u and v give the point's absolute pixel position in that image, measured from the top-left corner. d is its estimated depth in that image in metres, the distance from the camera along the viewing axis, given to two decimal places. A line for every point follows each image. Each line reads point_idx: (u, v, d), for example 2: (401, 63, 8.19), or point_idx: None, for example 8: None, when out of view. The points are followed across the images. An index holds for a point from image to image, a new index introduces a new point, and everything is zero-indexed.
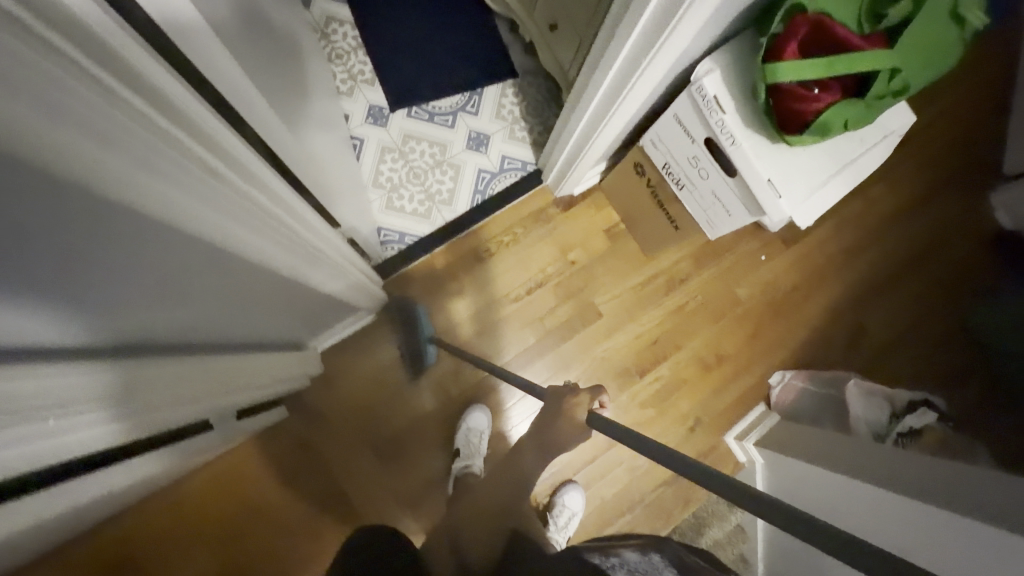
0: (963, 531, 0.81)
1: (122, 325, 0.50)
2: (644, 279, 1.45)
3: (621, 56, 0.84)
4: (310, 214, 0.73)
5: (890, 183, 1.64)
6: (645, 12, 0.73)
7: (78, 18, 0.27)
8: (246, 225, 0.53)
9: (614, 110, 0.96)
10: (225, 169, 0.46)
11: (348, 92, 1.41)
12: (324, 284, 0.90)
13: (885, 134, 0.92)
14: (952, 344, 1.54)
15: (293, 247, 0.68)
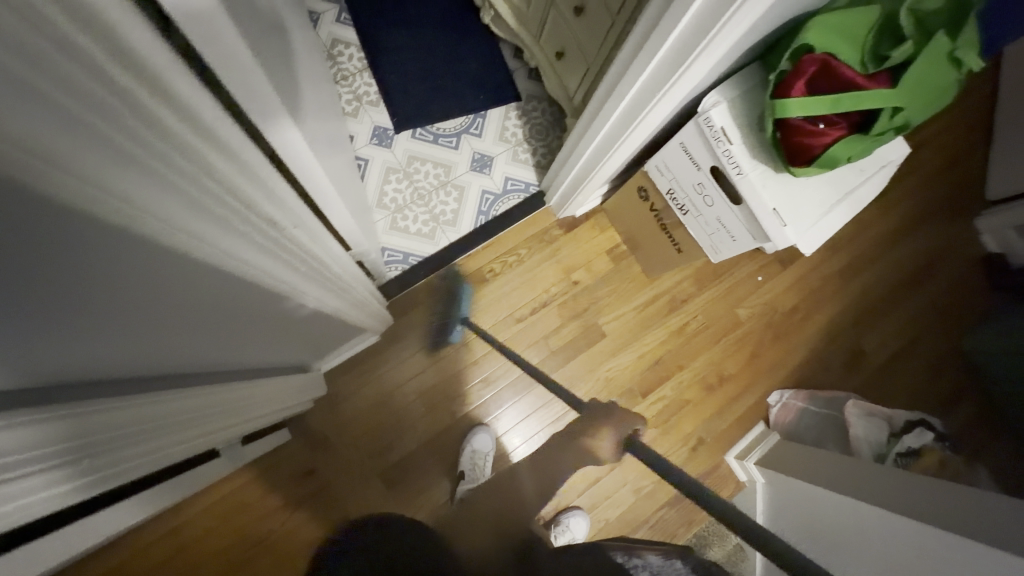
0: (963, 553, 0.83)
1: (118, 358, 0.46)
2: (646, 299, 1.47)
3: (634, 86, 0.86)
4: (324, 234, 0.71)
5: (881, 207, 1.70)
6: (662, 46, 0.76)
7: (151, 61, 0.27)
8: (271, 253, 0.51)
9: (623, 137, 0.98)
10: (261, 202, 0.46)
11: (353, 113, 1.42)
12: (331, 306, 0.88)
13: (883, 164, 0.95)
14: (948, 365, 1.62)
15: (310, 271, 0.66)
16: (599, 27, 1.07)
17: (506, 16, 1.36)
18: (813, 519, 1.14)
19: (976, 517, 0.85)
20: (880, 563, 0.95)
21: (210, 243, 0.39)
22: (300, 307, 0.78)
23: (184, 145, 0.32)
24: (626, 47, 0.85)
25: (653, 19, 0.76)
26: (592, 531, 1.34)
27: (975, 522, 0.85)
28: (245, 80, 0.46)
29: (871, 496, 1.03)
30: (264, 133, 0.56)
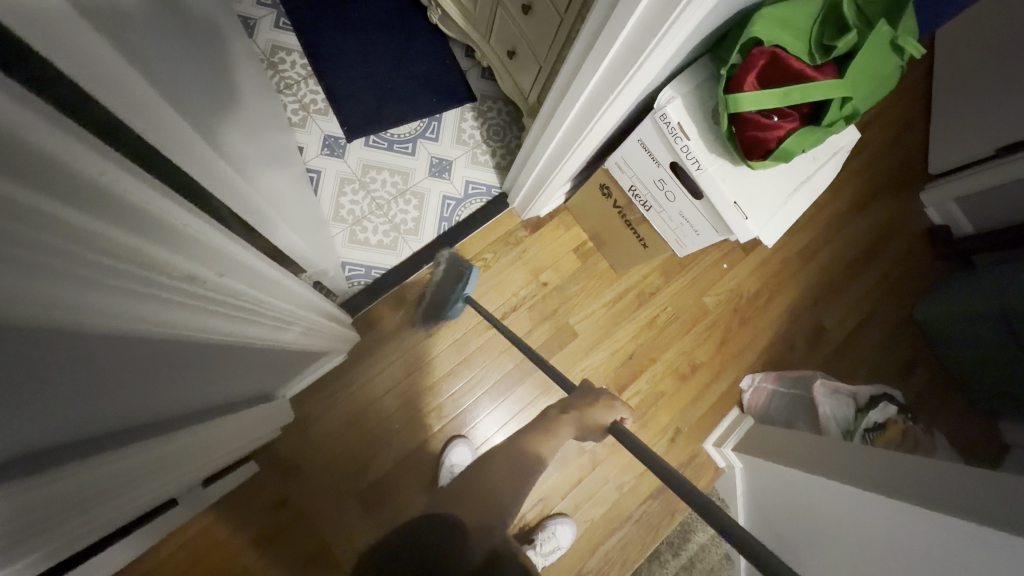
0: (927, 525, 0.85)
1: (88, 412, 0.42)
2: (616, 295, 1.47)
3: (588, 85, 0.84)
4: (263, 262, 0.65)
5: (833, 187, 1.75)
6: (614, 44, 0.74)
7: (33, 147, 0.24)
8: (191, 305, 0.45)
9: (581, 136, 0.96)
10: (183, 257, 0.42)
11: (300, 124, 1.35)
12: (283, 337, 0.82)
13: (834, 151, 0.97)
14: (904, 336, 1.69)
15: (252, 306, 0.61)
16: (549, 25, 1.05)
17: (454, 16, 1.32)
18: (793, 500, 1.18)
19: (943, 487, 0.88)
20: (855, 539, 0.97)
21: (99, 312, 0.33)
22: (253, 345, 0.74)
23: (69, 224, 0.28)
24: (577, 45, 0.83)
25: (603, 16, 0.74)
26: (579, 531, 1.34)
27: (942, 492, 0.87)
28: (154, 114, 0.42)
29: (838, 473, 1.06)
30: (188, 166, 0.51)
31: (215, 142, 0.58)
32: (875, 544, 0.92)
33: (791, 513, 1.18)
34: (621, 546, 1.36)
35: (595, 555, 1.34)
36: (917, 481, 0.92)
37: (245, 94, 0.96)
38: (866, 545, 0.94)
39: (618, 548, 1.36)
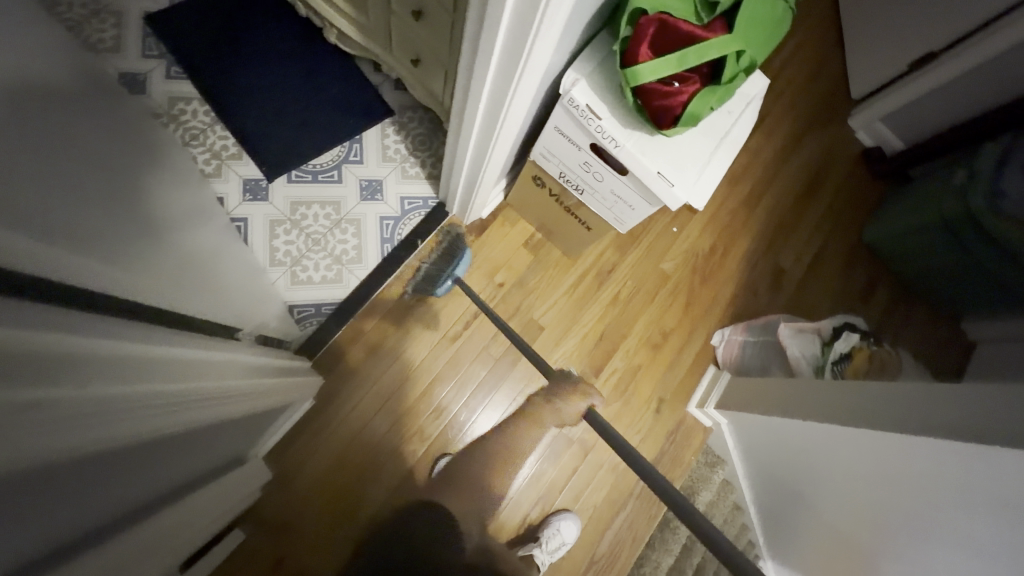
0: (909, 445, 0.87)
1: (22, 549, 0.39)
2: (575, 280, 1.45)
3: (485, 86, 0.82)
4: (174, 349, 0.63)
5: (765, 130, 1.78)
6: (495, 44, 0.72)
7: None
8: (77, 424, 0.43)
9: (495, 138, 0.93)
10: (32, 377, 0.38)
11: (216, 174, 1.29)
12: (224, 412, 0.80)
13: (748, 100, 0.97)
14: (858, 261, 1.74)
15: (167, 400, 0.59)
16: (444, 27, 1.01)
17: (351, 33, 1.27)
18: (784, 441, 1.20)
19: (905, 404, 0.91)
20: (852, 471, 1.00)
21: None
22: (199, 417, 0.70)
23: None
24: (468, 47, 0.80)
25: (482, 17, 0.71)
26: (585, 520, 1.33)
27: (908, 409, 0.89)
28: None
29: (817, 413, 1.08)
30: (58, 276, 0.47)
31: (73, 240, 0.52)
32: (876, 470, 0.95)
33: (787, 457, 1.20)
34: (629, 526, 1.36)
35: (605, 538, 1.34)
36: (886, 403, 0.94)
37: (148, 158, 0.91)
38: (865, 473, 0.97)
39: (626, 526, 1.36)
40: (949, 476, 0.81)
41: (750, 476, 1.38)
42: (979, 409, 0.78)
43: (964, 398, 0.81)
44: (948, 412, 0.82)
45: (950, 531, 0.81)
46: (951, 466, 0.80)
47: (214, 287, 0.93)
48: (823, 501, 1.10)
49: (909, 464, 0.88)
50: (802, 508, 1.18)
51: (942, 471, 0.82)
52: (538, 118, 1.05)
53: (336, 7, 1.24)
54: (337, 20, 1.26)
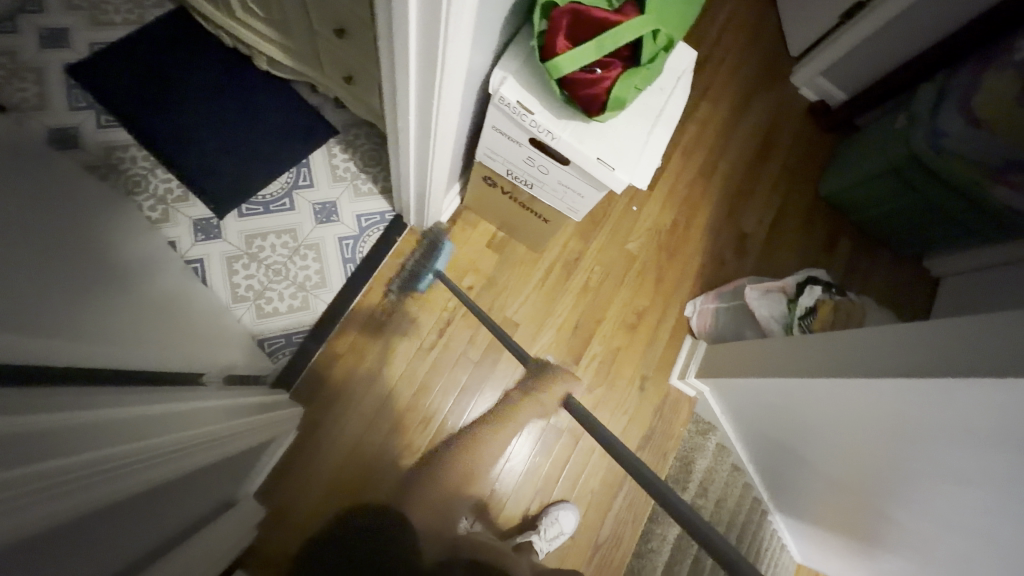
0: (889, 388, 0.89)
1: None
2: (543, 273, 1.46)
3: (410, 99, 0.81)
4: (142, 408, 0.66)
5: (711, 99, 1.80)
6: (409, 58, 0.71)
7: None
8: (70, 492, 0.46)
9: (431, 146, 0.92)
10: None
11: (164, 219, 1.26)
12: (218, 455, 0.83)
13: (678, 75, 0.99)
14: (817, 214, 1.77)
15: (156, 454, 0.62)
16: (369, 42, 1.01)
17: (280, 59, 1.25)
18: (766, 401, 1.23)
19: (876, 350, 0.95)
20: (835, 419, 1.04)
21: None
22: (185, 461, 0.69)
23: None
24: (383, 59, 0.78)
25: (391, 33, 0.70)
26: (584, 508, 1.35)
27: (880, 355, 0.93)
28: None
29: (791, 369, 1.11)
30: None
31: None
32: (856, 415, 0.98)
33: (773, 416, 1.23)
34: (629, 505, 1.38)
35: (607, 521, 1.36)
36: (858, 351, 0.98)
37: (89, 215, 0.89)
38: (846, 419, 1.01)
39: (626, 507, 1.38)
40: (930, 409, 0.84)
41: (739, 434, 1.44)
42: (947, 345, 0.83)
43: (945, 329, 0.85)
44: (920, 351, 0.86)
45: (927, 462, 0.86)
46: (919, 401, 0.85)
47: (173, 335, 0.91)
48: (812, 451, 1.16)
49: (886, 402, 0.91)
50: (794, 460, 1.24)
51: (921, 407, 0.85)
52: (473, 120, 1.04)
53: (261, 35, 1.22)
54: (265, 48, 1.25)
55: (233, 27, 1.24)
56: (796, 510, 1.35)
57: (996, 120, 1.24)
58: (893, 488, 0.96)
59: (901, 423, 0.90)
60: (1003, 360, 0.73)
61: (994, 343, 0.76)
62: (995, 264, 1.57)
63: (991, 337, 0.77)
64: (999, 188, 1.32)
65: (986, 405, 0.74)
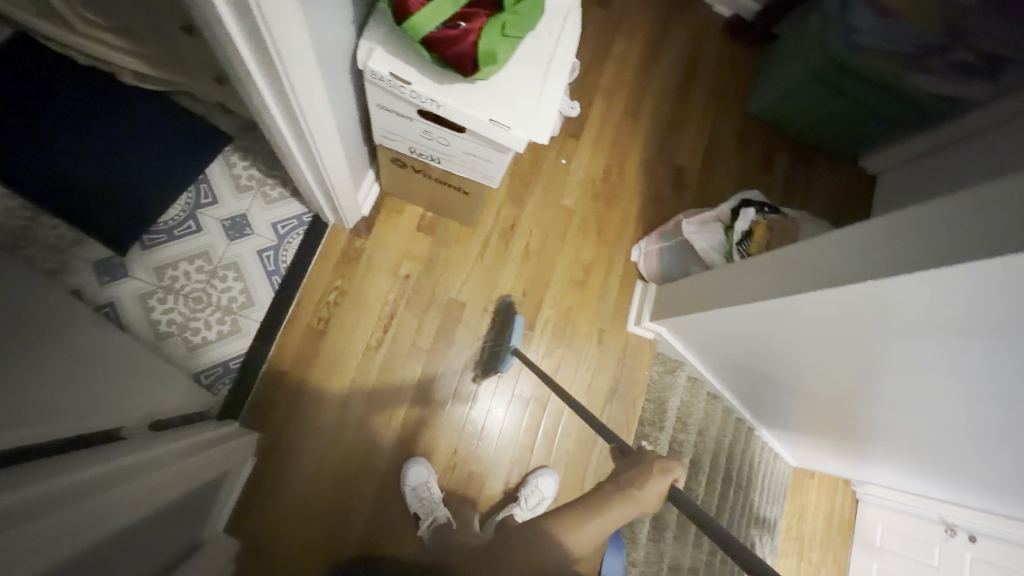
0: (824, 304, 0.88)
1: None
2: (481, 246, 1.41)
3: (263, 91, 0.73)
4: (100, 464, 0.71)
5: (627, 32, 1.71)
6: (239, 45, 0.64)
7: None
8: None
9: (310, 134, 0.84)
10: None
11: (60, 267, 1.15)
12: (173, 494, 0.85)
13: (565, 13, 0.92)
14: (749, 133, 1.75)
15: (106, 507, 0.67)
16: None
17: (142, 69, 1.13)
18: (719, 330, 1.24)
19: (812, 265, 0.90)
20: (782, 334, 1.05)
21: None
22: (89, 538, 0.63)
23: None
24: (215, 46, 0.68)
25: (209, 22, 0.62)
26: (565, 469, 1.36)
27: (816, 267, 0.88)
28: None
29: (734, 296, 1.10)
30: None
31: None
32: (802, 327, 0.98)
33: (729, 341, 1.25)
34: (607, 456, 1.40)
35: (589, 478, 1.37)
36: (797, 268, 0.93)
37: None
38: (792, 332, 1.02)
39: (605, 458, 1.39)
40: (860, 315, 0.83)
41: (717, 364, 1.44)
42: (869, 245, 0.78)
43: (853, 231, 0.82)
44: (848, 253, 0.82)
45: (902, 355, 0.83)
46: (862, 305, 0.81)
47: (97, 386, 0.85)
48: (767, 364, 1.20)
49: (826, 315, 0.91)
50: (752, 372, 1.30)
51: (852, 313, 0.85)
52: (355, 98, 0.96)
53: (116, 46, 1.09)
54: (126, 62, 1.11)
55: (80, 43, 1.10)
56: (788, 410, 1.39)
57: (903, 8, 1.24)
58: (880, 381, 0.94)
59: (859, 329, 0.85)
60: (916, 252, 0.69)
61: (908, 233, 0.71)
62: (925, 152, 1.59)
63: (904, 227, 0.72)
64: (918, 75, 1.35)
65: (922, 297, 0.70)
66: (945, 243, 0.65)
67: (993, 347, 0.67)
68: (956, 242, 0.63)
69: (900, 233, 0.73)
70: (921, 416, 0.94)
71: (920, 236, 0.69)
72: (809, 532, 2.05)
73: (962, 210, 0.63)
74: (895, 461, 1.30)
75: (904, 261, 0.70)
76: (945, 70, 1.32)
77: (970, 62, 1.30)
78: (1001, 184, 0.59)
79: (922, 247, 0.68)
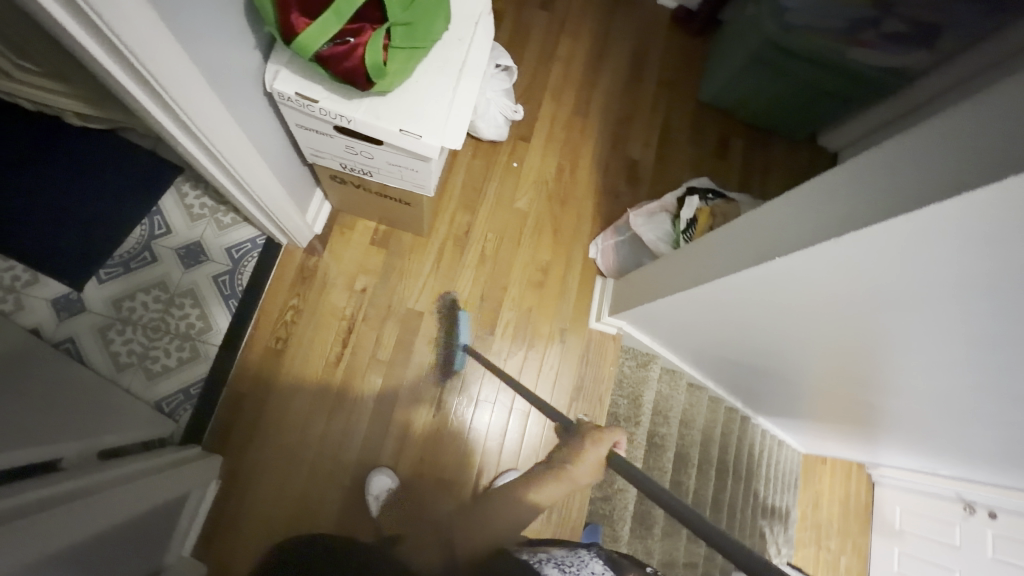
0: (753, 281, 0.89)
1: None
2: (436, 255, 1.43)
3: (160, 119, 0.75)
4: (34, 493, 0.72)
5: (572, 33, 1.73)
6: (118, 76, 0.66)
7: None
8: None
9: (222, 156, 0.86)
10: None
11: (16, 308, 1.18)
12: (130, 516, 0.86)
13: (475, 19, 0.93)
14: (703, 121, 1.74)
15: (47, 529, 0.69)
16: None
17: (84, 109, 1.19)
18: (676, 320, 1.23)
19: (767, 232, 0.83)
20: (730, 316, 1.05)
21: None
22: (36, 558, 0.65)
23: None
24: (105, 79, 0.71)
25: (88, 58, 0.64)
26: None
27: (770, 235, 0.82)
28: None
29: (677, 284, 1.10)
30: None
31: None
32: (742, 308, 0.99)
33: (697, 332, 1.25)
34: None
35: None
36: (752, 238, 0.88)
37: None
38: (737, 316, 1.03)
39: None
40: (783, 286, 0.84)
41: (689, 352, 1.42)
42: (811, 209, 0.73)
43: (783, 201, 0.82)
44: (770, 227, 0.83)
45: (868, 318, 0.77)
46: (817, 269, 0.75)
47: (51, 415, 0.86)
48: (733, 348, 1.21)
49: (760, 292, 0.91)
50: (725, 358, 1.31)
51: (777, 285, 0.85)
52: (273, 118, 0.98)
53: (53, 88, 1.13)
54: (66, 102, 1.17)
55: (19, 88, 1.14)
56: (763, 386, 1.39)
57: None
58: (856, 347, 0.88)
59: (815, 299, 0.81)
60: (857, 209, 0.63)
61: (831, 197, 0.69)
62: (880, 126, 1.58)
63: (845, 185, 0.67)
64: (857, 50, 1.35)
65: (873, 258, 0.64)
66: (876, 198, 0.60)
67: (955, 304, 0.61)
68: (887, 196, 0.58)
69: (841, 192, 0.67)
70: (903, 377, 0.90)
71: (858, 194, 0.64)
72: (826, 521, 2.05)
73: (900, 158, 0.57)
74: (890, 430, 1.24)
75: (836, 225, 0.66)
76: (882, 42, 1.32)
77: (903, 33, 1.29)
78: (933, 127, 0.53)
79: (859, 204, 0.63)
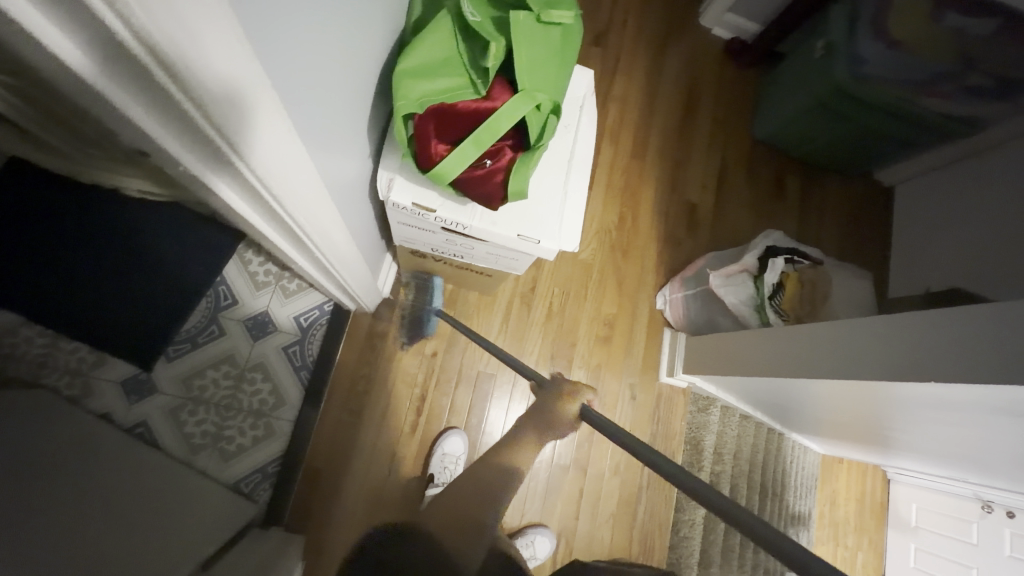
0: (830, 387, 0.88)
1: None
2: (503, 314, 1.39)
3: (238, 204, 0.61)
4: None
5: (625, 67, 1.65)
6: (199, 171, 0.50)
7: None
8: None
9: (306, 236, 0.72)
10: None
11: (84, 393, 1.14)
12: None
13: (580, 104, 0.88)
14: (759, 157, 1.68)
15: None
16: None
17: (147, 186, 1.12)
18: (755, 389, 1.21)
19: (856, 351, 0.82)
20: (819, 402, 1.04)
21: None
22: None
23: None
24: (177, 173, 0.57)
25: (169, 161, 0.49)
26: (609, 531, 1.36)
27: (872, 349, 0.79)
28: None
29: (757, 366, 1.08)
30: None
31: None
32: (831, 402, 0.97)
33: (770, 397, 1.24)
34: (652, 511, 1.40)
35: (634, 535, 1.37)
36: (844, 347, 0.85)
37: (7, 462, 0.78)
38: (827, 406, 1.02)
39: (650, 516, 1.39)
40: (862, 396, 0.84)
41: (756, 402, 1.38)
42: (912, 337, 0.73)
43: (868, 325, 0.82)
44: (859, 344, 0.82)
45: (982, 427, 0.76)
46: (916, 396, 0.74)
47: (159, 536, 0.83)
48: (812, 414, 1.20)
49: (834, 392, 0.90)
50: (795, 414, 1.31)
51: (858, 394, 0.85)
52: (365, 208, 0.93)
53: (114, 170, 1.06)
54: (126, 182, 1.10)
55: (80, 169, 1.07)
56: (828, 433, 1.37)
57: (912, 40, 1.19)
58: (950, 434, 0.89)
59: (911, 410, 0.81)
60: (980, 361, 0.63)
61: (941, 334, 0.69)
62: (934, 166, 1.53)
63: (961, 328, 0.67)
64: (929, 100, 1.30)
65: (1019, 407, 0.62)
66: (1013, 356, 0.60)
67: None
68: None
69: (956, 335, 0.67)
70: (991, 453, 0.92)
71: (980, 341, 0.64)
72: (843, 519, 1.66)
73: None
74: None
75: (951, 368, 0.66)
76: (958, 94, 1.28)
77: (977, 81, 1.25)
78: None
79: (984, 353, 0.63)
